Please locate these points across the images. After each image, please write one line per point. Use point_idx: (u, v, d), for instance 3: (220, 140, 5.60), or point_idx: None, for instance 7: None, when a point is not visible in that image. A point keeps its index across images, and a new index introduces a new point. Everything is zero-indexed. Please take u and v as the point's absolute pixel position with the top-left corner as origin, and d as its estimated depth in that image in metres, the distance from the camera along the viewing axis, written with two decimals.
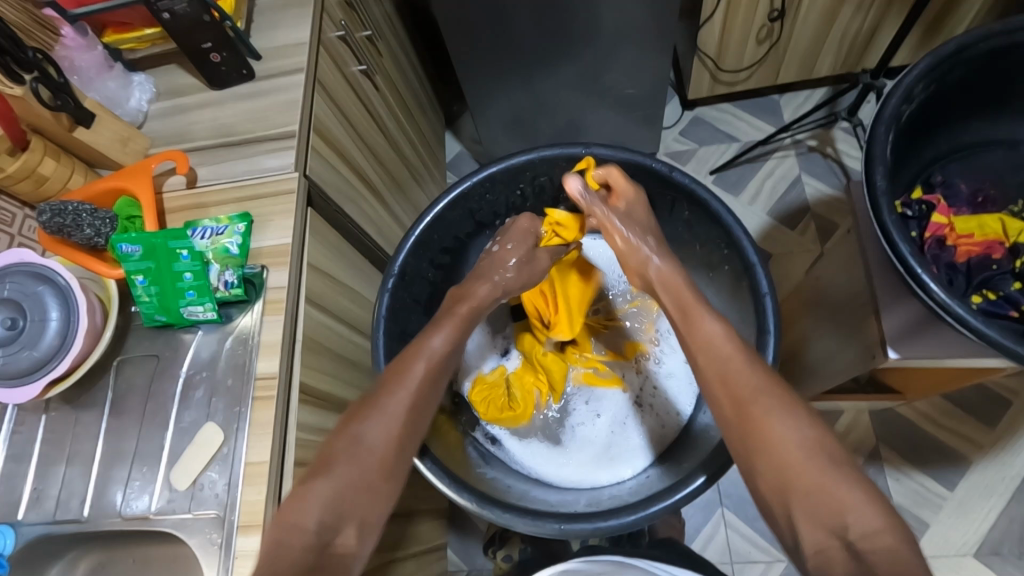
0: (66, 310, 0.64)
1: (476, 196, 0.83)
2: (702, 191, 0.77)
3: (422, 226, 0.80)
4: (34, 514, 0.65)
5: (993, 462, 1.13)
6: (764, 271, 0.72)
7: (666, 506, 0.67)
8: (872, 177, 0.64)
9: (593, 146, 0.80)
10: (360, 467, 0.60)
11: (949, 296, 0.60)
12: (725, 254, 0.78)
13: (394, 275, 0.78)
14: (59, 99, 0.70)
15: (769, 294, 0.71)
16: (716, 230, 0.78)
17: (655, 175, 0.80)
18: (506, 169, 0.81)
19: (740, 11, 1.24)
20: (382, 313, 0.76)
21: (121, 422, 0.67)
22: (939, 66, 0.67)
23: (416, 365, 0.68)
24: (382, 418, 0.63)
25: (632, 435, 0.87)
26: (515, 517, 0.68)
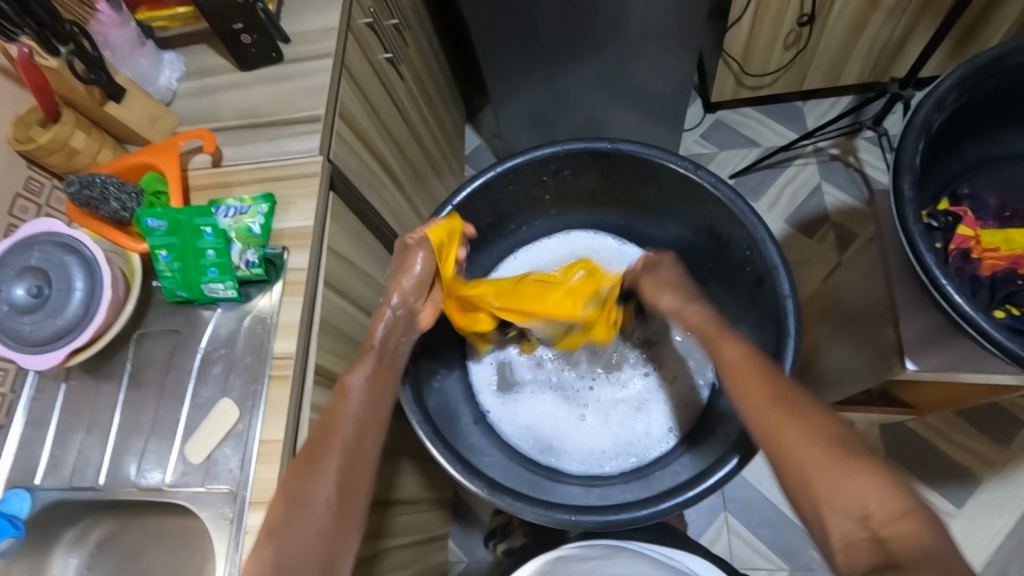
0: (91, 281, 0.65)
1: (498, 187, 0.83)
2: (723, 191, 0.76)
3: (443, 214, 0.80)
4: (51, 481, 0.66)
5: (1004, 481, 1.12)
6: (786, 274, 0.72)
7: (677, 503, 0.67)
8: (899, 185, 0.64)
9: (618, 140, 0.79)
10: (315, 528, 0.56)
11: (973, 308, 0.60)
12: (747, 256, 0.78)
13: None
14: (93, 73, 0.71)
15: (790, 298, 0.71)
16: (739, 231, 0.77)
17: (677, 175, 0.79)
18: (529, 162, 0.81)
19: (769, 15, 1.23)
20: (400, 299, 0.76)
21: (138, 394, 0.68)
22: (973, 77, 0.67)
23: (347, 407, 0.63)
24: (323, 470, 0.58)
25: (639, 419, 0.86)
26: (525, 506, 0.68)
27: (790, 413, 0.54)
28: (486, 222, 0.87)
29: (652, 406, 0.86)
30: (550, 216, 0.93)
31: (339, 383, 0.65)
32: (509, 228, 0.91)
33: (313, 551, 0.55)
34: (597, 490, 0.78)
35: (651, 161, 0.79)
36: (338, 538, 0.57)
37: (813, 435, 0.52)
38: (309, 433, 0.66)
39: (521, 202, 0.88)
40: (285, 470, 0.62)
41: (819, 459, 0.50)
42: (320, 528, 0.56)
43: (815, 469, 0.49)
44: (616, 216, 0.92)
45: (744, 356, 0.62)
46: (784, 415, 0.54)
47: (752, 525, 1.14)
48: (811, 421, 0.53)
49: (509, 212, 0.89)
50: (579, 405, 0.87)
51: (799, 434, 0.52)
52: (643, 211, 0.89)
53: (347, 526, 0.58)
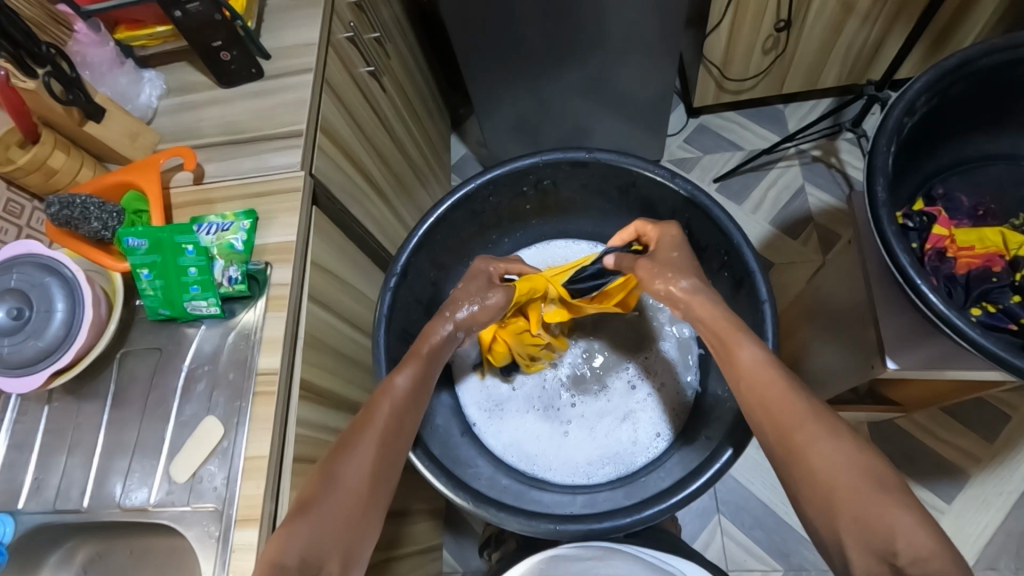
0: (72, 301, 0.65)
1: (480, 198, 0.83)
2: (700, 198, 0.77)
3: (425, 226, 0.80)
4: (34, 504, 0.66)
5: (992, 476, 1.13)
6: (764, 278, 0.72)
7: (660, 510, 0.67)
8: (872, 189, 0.65)
9: (596, 150, 0.80)
10: (343, 509, 0.57)
11: (948, 308, 0.61)
12: (726, 260, 0.79)
13: (397, 274, 0.78)
14: (71, 93, 0.71)
15: (768, 302, 0.71)
16: (719, 235, 0.78)
17: (656, 182, 0.80)
18: (509, 173, 0.81)
19: (747, 21, 1.25)
20: (384, 311, 0.76)
21: (122, 414, 0.68)
22: (942, 80, 0.68)
23: (382, 405, 0.64)
24: (354, 456, 0.59)
25: (625, 429, 0.85)
26: (511, 517, 0.68)
27: (812, 432, 0.55)
28: (470, 232, 0.88)
29: (638, 415, 0.86)
30: (532, 226, 0.93)
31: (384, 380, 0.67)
32: (493, 238, 0.92)
33: (337, 532, 0.55)
34: (581, 498, 0.78)
35: (629, 170, 0.80)
36: (361, 523, 0.58)
37: (842, 456, 0.53)
38: (295, 447, 0.66)
39: (503, 213, 0.89)
40: (271, 486, 0.62)
41: (851, 481, 0.51)
42: (346, 510, 0.57)
43: (842, 494, 0.51)
44: (598, 222, 0.93)
45: (762, 360, 0.61)
46: (807, 436, 0.55)
47: (745, 526, 1.15)
48: (832, 442, 0.54)
49: (492, 222, 0.89)
50: (563, 418, 0.87)
51: (825, 450, 0.54)
52: (624, 219, 0.90)
53: (371, 515, 0.59)
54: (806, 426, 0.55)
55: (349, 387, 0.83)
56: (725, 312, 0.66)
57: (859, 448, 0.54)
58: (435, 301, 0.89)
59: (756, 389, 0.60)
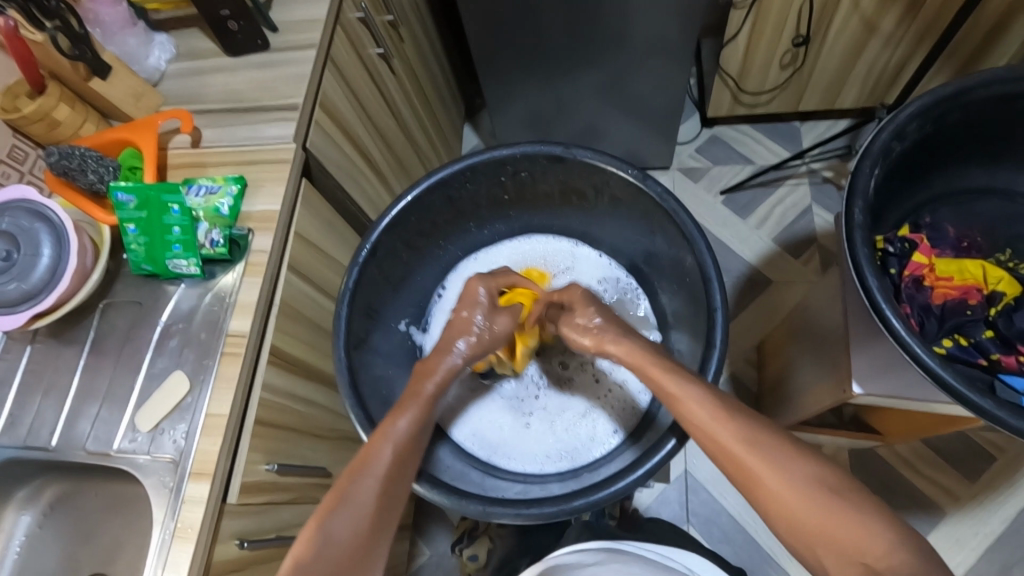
0: (58, 249, 0.67)
1: (457, 184, 0.84)
2: (670, 203, 0.77)
3: (399, 208, 0.81)
4: (8, 438, 0.68)
5: (969, 516, 1.11)
6: (720, 287, 0.72)
7: (589, 502, 0.67)
8: (850, 210, 0.64)
9: (573, 146, 0.80)
10: (336, 564, 0.57)
11: (911, 334, 0.60)
12: (689, 268, 0.78)
13: (367, 249, 0.79)
14: (78, 49, 0.73)
15: (720, 310, 0.72)
16: (683, 241, 0.78)
17: (626, 183, 0.80)
18: (488, 161, 0.82)
19: (765, 34, 1.24)
20: (348, 285, 0.77)
21: (97, 361, 0.70)
22: (934, 107, 0.67)
23: (381, 450, 0.64)
24: (349, 507, 0.60)
25: (583, 424, 0.86)
26: (443, 494, 0.69)
27: (763, 459, 0.56)
28: (446, 220, 0.88)
29: (597, 412, 0.86)
30: (510, 217, 0.94)
31: (383, 425, 0.67)
32: (474, 227, 0.93)
33: None
34: (521, 485, 0.81)
35: (606, 169, 0.80)
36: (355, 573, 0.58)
37: (800, 480, 0.54)
38: (257, 411, 0.68)
39: (486, 201, 0.89)
40: (227, 444, 0.63)
41: (801, 501, 0.53)
42: (341, 561, 0.57)
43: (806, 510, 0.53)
44: (579, 220, 0.93)
45: (699, 395, 0.62)
46: (757, 461, 0.56)
47: (713, 540, 1.15)
48: (790, 463, 0.55)
49: (471, 210, 0.90)
50: (526, 411, 0.88)
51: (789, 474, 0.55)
52: (609, 220, 0.89)
53: (366, 562, 0.59)
54: (761, 454, 0.56)
55: (323, 359, 0.85)
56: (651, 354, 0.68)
57: (810, 465, 0.55)
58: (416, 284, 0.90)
59: (701, 424, 0.61)
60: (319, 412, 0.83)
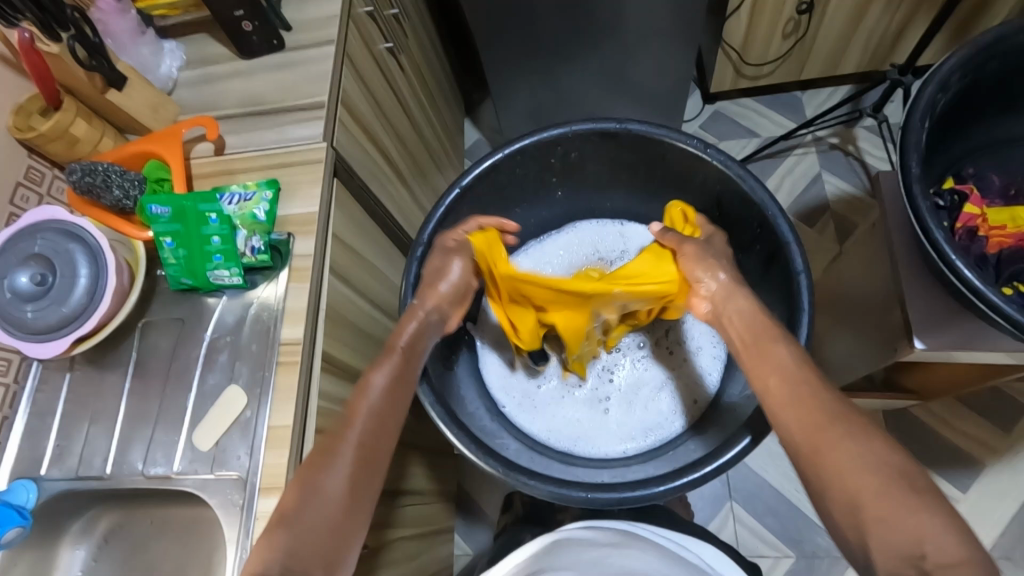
0: (95, 268, 0.64)
1: (507, 169, 0.82)
2: (733, 169, 0.76)
3: (451, 196, 0.80)
4: (57, 471, 0.66)
5: (1007, 467, 1.13)
6: (799, 249, 0.71)
7: (696, 478, 0.66)
8: (906, 164, 0.64)
9: (627, 120, 0.78)
10: (326, 516, 0.54)
11: (983, 282, 0.61)
12: (757, 233, 0.78)
13: (423, 244, 0.78)
14: (95, 60, 0.70)
15: (803, 273, 0.71)
16: (752, 208, 0.77)
17: (689, 155, 0.79)
18: (538, 143, 0.80)
19: (768, 5, 1.24)
20: (410, 281, 0.76)
21: (143, 383, 0.68)
22: (975, 57, 0.67)
23: (359, 405, 0.61)
24: (337, 461, 0.57)
25: (661, 403, 0.85)
26: (541, 485, 0.67)
27: (836, 433, 0.52)
28: (487, 212, 0.87)
29: (675, 387, 0.86)
30: (558, 198, 0.91)
31: (362, 380, 0.64)
32: (509, 219, 0.91)
33: (324, 539, 0.53)
34: (608, 470, 0.79)
35: (663, 142, 0.79)
36: (349, 526, 0.55)
37: (868, 458, 0.50)
38: (318, 419, 0.66)
39: (525, 187, 0.87)
40: (294, 456, 0.61)
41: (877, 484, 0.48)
42: (332, 517, 0.54)
43: (865, 484, 0.48)
44: (618, 201, 0.92)
45: (795, 360, 0.60)
46: (829, 438, 0.52)
47: (758, 513, 1.15)
48: (852, 438, 0.51)
49: (512, 198, 0.88)
50: (600, 396, 0.86)
51: (852, 448, 0.51)
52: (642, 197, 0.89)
53: (358, 516, 0.56)
54: (836, 427, 0.53)
55: (368, 363, 0.83)
56: (763, 316, 0.65)
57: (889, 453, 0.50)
58: None
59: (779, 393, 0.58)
60: None
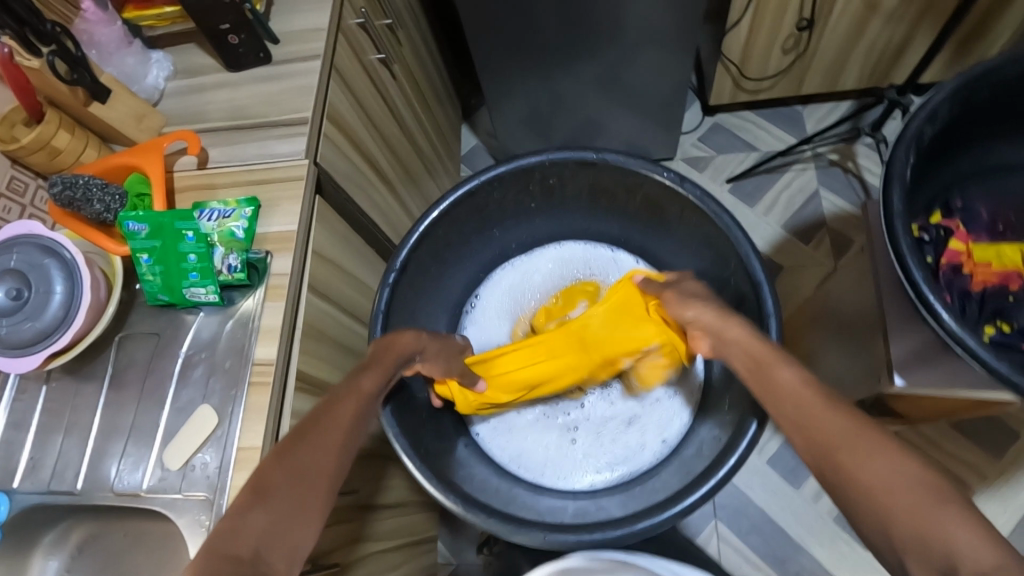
0: (70, 284, 0.64)
1: (483, 195, 0.82)
2: (711, 206, 0.75)
3: (426, 222, 0.79)
4: (30, 483, 0.66)
5: (995, 493, 1.11)
6: (771, 292, 0.71)
7: (654, 523, 0.65)
8: (889, 200, 0.63)
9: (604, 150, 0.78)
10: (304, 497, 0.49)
11: (959, 324, 0.60)
12: (732, 269, 0.78)
13: (396, 270, 0.78)
14: (77, 73, 0.70)
15: (773, 316, 0.70)
16: (726, 242, 0.77)
17: (663, 186, 0.79)
18: (515, 170, 0.80)
19: (767, 19, 1.22)
20: (382, 307, 0.76)
21: (119, 398, 0.68)
22: (964, 90, 0.66)
23: (346, 400, 0.59)
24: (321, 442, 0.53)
25: (629, 431, 0.85)
26: (498, 523, 0.67)
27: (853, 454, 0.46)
28: (469, 236, 0.87)
29: (643, 420, 0.85)
30: (536, 223, 0.91)
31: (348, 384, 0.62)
32: (493, 241, 0.91)
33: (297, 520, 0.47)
34: (574, 505, 0.79)
35: (639, 173, 0.79)
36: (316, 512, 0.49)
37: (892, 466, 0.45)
38: (289, 439, 0.66)
39: (508, 209, 0.87)
40: None
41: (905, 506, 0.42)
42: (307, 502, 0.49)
43: (909, 498, 0.42)
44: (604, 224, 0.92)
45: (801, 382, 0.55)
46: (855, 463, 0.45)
47: (742, 532, 1.14)
48: (885, 447, 0.46)
49: (491, 223, 0.88)
50: (571, 426, 0.86)
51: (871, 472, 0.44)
52: (620, 220, 0.89)
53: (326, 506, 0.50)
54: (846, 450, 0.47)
55: None
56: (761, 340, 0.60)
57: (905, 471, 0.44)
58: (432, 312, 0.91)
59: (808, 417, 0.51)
60: None
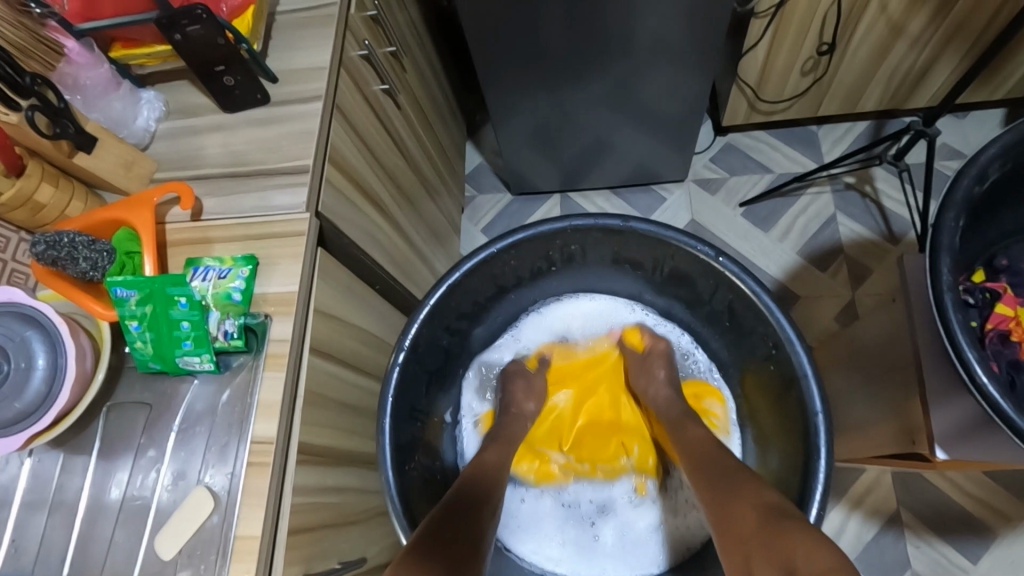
0: (52, 355, 0.60)
1: (499, 263, 0.82)
2: (748, 282, 0.75)
3: (439, 293, 0.78)
4: (11, 568, 0.61)
5: (1020, 538, 1.08)
6: (817, 385, 0.71)
7: None
8: (937, 268, 0.58)
9: (631, 218, 0.78)
10: None
11: (1012, 405, 0.56)
12: (773, 353, 0.78)
13: (405, 349, 0.76)
14: (59, 125, 0.65)
15: (820, 414, 0.71)
16: (767, 326, 0.76)
17: (699, 260, 0.79)
18: (533, 237, 0.79)
19: (786, 43, 1.17)
20: (389, 390, 0.73)
21: (107, 473, 0.64)
22: (1017, 146, 0.61)
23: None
24: None
25: (631, 515, 0.87)
26: None
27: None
28: (487, 295, 0.86)
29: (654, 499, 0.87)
30: (554, 278, 0.91)
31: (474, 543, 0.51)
32: (512, 297, 0.91)
33: None
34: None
35: (673, 245, 0.78)
36: None
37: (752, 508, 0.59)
38: (291, 520, 0.62)
39: (523, 274, 0.87)
40: (262, 569, 0.57)
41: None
42: None
43: None
44: (634, 284, 0.92)
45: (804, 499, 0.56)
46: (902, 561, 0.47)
47: None
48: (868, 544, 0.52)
49: (510, 282, 0.87)
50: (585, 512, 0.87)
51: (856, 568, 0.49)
52: (651, 279, 0.89)
53: None
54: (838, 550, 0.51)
55: (352, 439, 0.78)
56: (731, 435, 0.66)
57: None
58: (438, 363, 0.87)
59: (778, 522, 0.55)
60: (351, 497, 0.76)
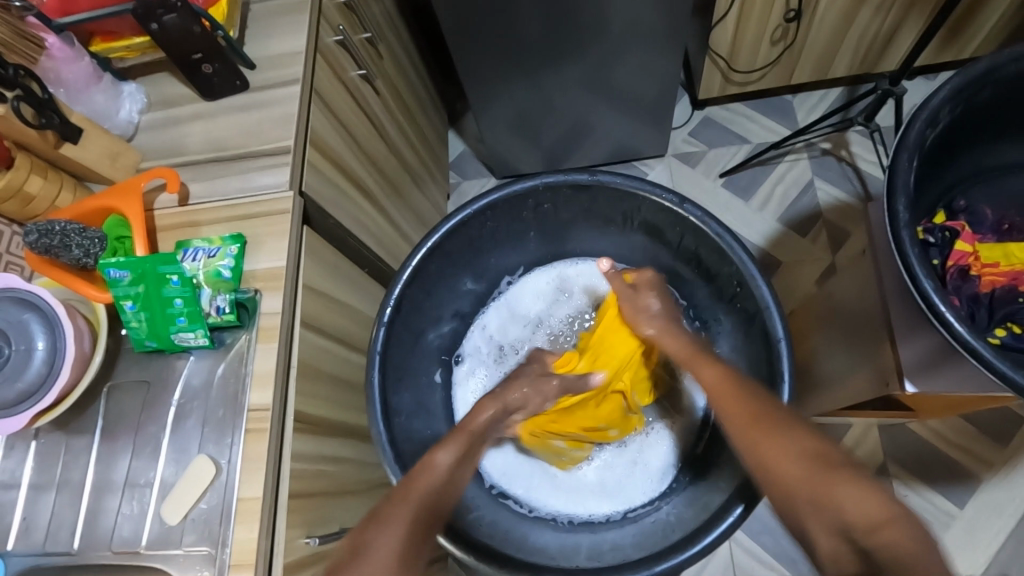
0: (52, 337, 0.62)
1: (476, 224, 0.84)
2: (711, 226, 0.78)
3: (419, 256, 0.81)
4: (24, 546, 0.64)
5: (1003, 481, 1.11)
6: (780, 318, 0.74)
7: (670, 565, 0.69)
8: (893, 208, 0.61)
9: (598, 172, 0.81)
10: None
11: (970, 333, 0.58)
12: (737, 292, 0.81)
13: (390, 307, 0.79)
14: (44, 116, 0.68)
15: (783, 340, 0.74)
16: (727, 264, 0.79)
17: (664, 208, 0.82)
18: (507, 197, 0.83)
19: (755, 12, 1.19)
20: (377, 348, 0.77)
21: (110, 451, 0.66)
22: (968, 87, 0.64)
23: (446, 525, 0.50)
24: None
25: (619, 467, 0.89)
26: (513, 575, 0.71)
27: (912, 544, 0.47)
28: (466, 260, 0.89)
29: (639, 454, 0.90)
30: (532, 245, 0.94)
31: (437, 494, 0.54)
32: (495, 263, 0.93)
33: None
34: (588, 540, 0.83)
35: (638, 194, 0.81)
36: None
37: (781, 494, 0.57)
38: (291, 484, 0.64)
39: (499, 236, 0.89)
40: (263, 529, 0.60)
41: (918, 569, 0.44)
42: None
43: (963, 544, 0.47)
44: (606, 245, 0.94)
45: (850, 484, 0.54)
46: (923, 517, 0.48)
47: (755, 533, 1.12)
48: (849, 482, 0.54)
49: (488, 246, 0.90)
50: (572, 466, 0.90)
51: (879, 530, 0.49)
52: (625, 237, 0.91)
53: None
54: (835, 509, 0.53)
55: (346, 411, 0.80)
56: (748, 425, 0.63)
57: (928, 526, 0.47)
58: (427, 336, 0.89)
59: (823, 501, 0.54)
60: (348, 467, 0.79)
